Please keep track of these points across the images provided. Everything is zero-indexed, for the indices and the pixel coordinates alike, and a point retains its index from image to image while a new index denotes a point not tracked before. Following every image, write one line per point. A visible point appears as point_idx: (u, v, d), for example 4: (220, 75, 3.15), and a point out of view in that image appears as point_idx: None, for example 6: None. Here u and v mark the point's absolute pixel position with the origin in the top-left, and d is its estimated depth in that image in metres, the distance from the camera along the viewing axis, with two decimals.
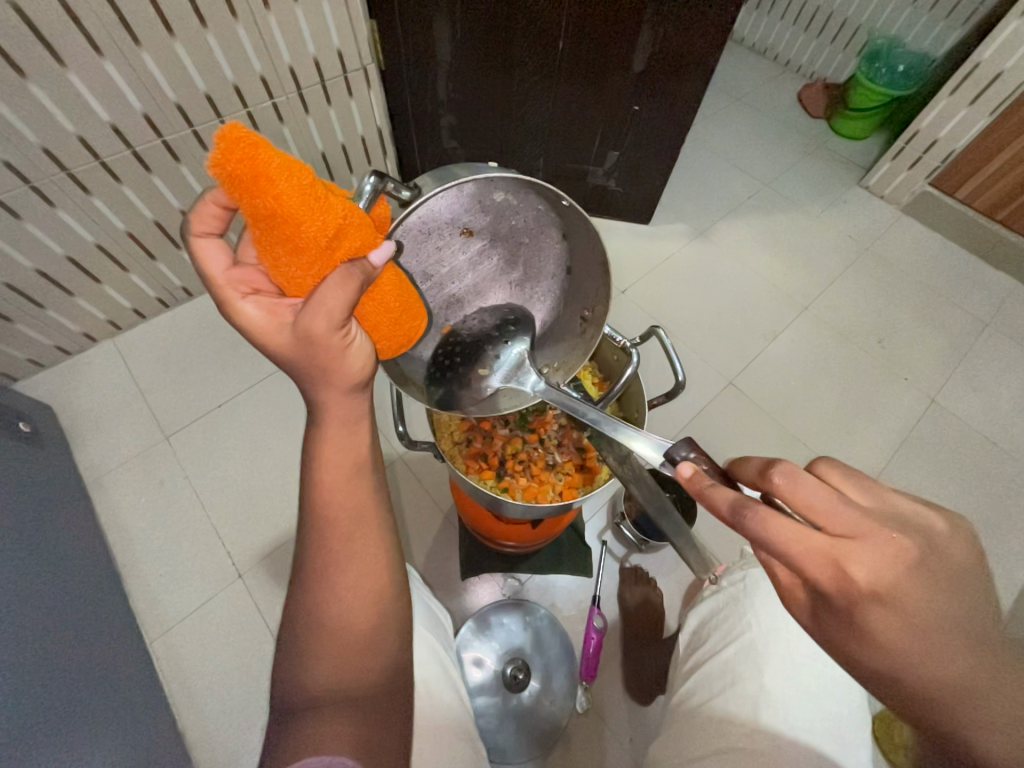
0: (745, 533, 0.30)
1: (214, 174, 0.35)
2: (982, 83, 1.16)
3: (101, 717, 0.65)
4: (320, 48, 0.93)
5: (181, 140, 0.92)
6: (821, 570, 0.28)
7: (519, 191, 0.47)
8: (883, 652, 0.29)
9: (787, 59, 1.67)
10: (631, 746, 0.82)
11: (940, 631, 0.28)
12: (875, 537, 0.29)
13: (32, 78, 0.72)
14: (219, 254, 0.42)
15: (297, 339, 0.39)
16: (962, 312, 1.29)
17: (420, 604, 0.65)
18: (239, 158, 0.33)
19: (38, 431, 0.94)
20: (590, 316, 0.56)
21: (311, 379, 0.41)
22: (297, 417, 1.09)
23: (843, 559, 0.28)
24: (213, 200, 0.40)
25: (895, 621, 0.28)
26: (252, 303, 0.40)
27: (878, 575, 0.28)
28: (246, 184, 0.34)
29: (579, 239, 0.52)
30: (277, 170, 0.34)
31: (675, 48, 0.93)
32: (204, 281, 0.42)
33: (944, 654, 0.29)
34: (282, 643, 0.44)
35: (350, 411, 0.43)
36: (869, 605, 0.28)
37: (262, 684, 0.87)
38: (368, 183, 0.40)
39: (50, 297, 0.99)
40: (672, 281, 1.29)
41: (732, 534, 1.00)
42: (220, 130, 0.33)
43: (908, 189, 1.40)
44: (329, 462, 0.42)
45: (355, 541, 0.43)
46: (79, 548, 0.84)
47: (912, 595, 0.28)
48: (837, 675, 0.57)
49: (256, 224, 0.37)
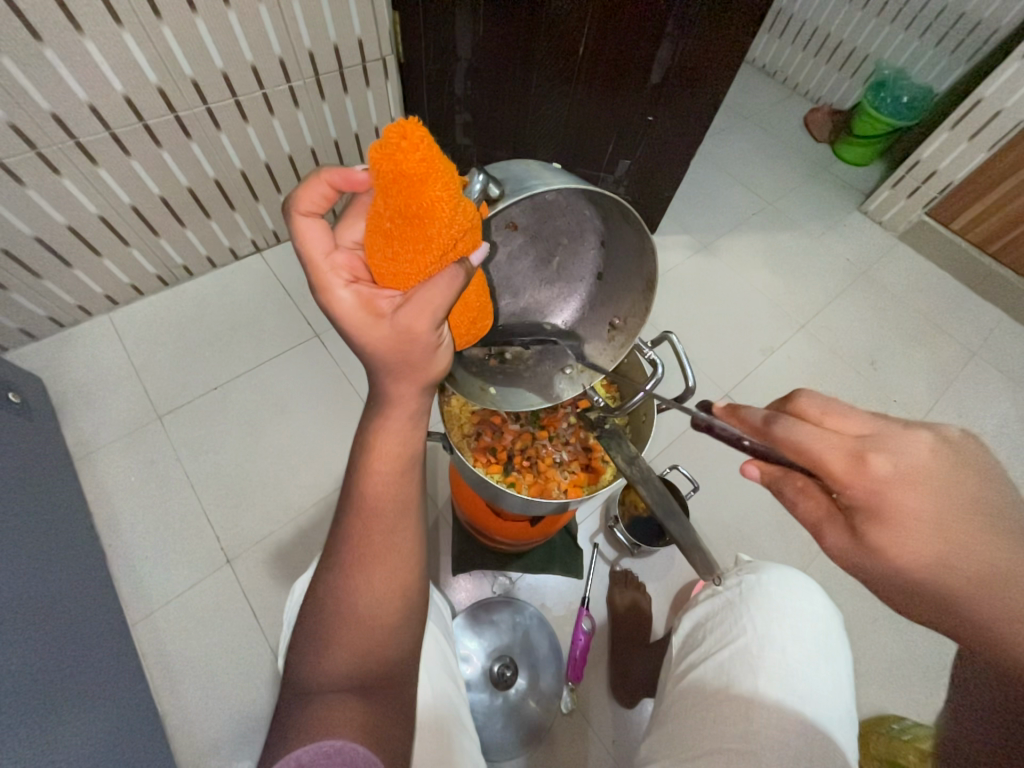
0: (777, 438, 0.38)
1: (377, 165, 0.35)
2: (982, 119, 1.19)
3: (77, 700, 0.63)
4: (341, 35, 0.93)
5: (195, 117, 0.90)
6: (841, 460, 0.35)
7: (573, 196, 0.49)
8: (912, 537, 0.33)
9: (795, 83, 1.71)
10: (614, 748, 0.83)
11: (965, 521, 0.33)
12: (884, 432, 0.36)
13: (47, 43, 0.71)
14: (322, 235, 0.43)
15: (394, 334, 0.41)
16: (951, 339, 1.33)
17: (432, 602, 0.66)
18: (419, 157, 0.34)
19: (28, 403, 0.92)
20: (619, 325, 0.57)
21: (387, 371, 0.43)
22: (293, 404, 1.08)
23: (861, 449, 0.35)
24: (329, 178, 0.42)
25: (917, 504, 0.33)
26: (352, 290, 0.42)
27: (893, 462, 0.34)
28: (400, 180, 0.34)
29: (618, 248, 0.53)
30: (439, 173, 0.35)
31: (692, 63, 0.94)
32: (300, 256, 0.43)
33: (975, 544, 0.33)
34: (301, 627, 0.43)
35: (415, 406, 0.44)
36: (893, 487, 0.34)
37: (245, 673, 0.86)
38: (480, 182, 0.41)
39: (48, 267, 0.97)
40: (675, 292, 1.31)
41: (722, 542, 1.01)
42: (396, 126, 0.33)
43: (906, 217, 1.44)
44: (383, 453, 0.43)
45: (396, 533, 0.43)
46: (62, 525, 0.82)
47: (933, 481, 0.33)
48: (829, 681, 0.59)
49: (388, 215, 0.37)
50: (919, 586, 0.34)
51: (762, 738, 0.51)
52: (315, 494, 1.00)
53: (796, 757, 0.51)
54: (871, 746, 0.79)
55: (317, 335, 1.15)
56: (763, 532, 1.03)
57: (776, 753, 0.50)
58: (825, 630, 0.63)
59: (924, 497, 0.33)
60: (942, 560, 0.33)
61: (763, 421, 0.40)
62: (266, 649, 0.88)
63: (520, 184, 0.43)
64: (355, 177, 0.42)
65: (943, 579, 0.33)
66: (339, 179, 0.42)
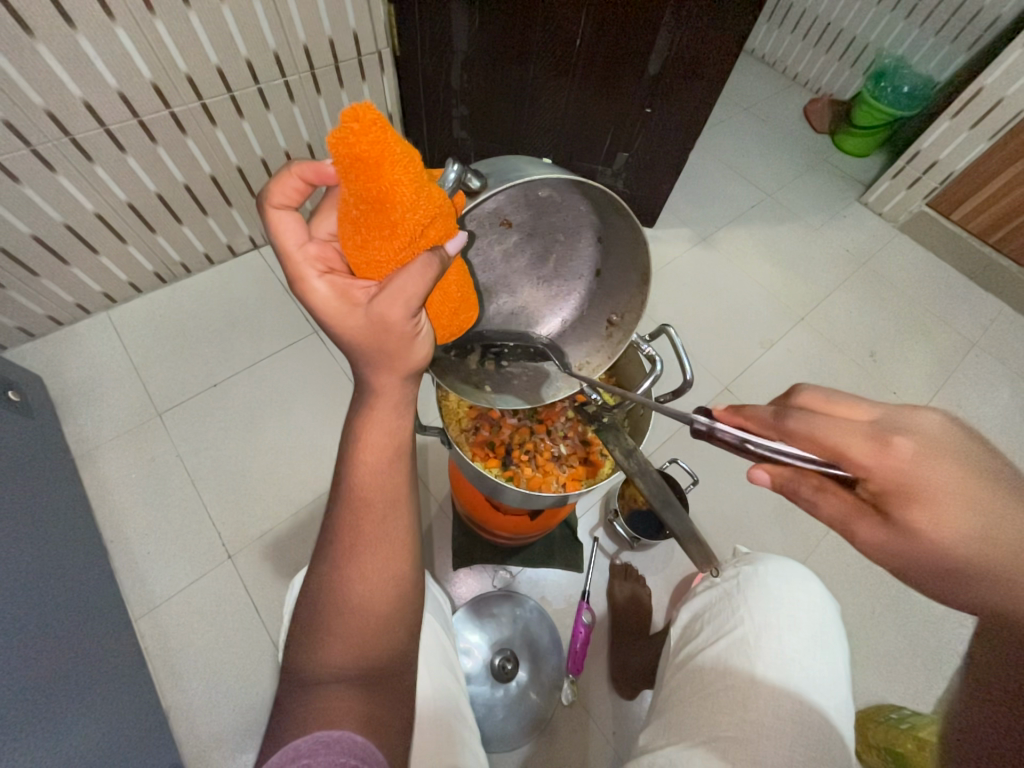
0: (789, 430, 0.38)
1: (336, 154, 0.35)
2: (984, 107, 1.18)
3: (82, 696, 0.64)
4: (335, 29, 0.93)
5: (189, 113, 0.90)
6: (863, 445, 0.35)
7: (567, 190, 0.47)
8: (945, 514, 0.33)
9: (795, 73, 1.70)
10: (614, 739, 0.84)
11: (986, 490, 0.33)
12: (896, 412, 0.36)
13: (40, 38, 0.70)
14: (296, 228, 0.43)
15: (370, 323, 0.40)
16: (952, 331, 1.32)
17: (431, 596, 0.67)
18: (370, 139, 0.34)
19: (28, 401, 0.92)
20: (617, 321, 0.58)
21: (368, 361, 0.43)
22: (293, 400, 1.08)
23: (880, 432, 0.35)
24: (300, 172, 0.43)
25: (947, 479, 0.33)
26: (326, 281, 0.42)
27: (915, 440, 0.34)
28: (357, 165, 0.35)
29: (616, 243, 0.54)
30: (398, 157, 0.35)
31: (690, 54, 0.93)
32: (275, 250, 0.43)
33: (1003, 512, 0.33)
34: (296, 619, 0.43)
35: (401, 396, 0.44)
36: (919, 464, 0.34)
37: (248, 668, 0.86)
38: (454, 170, 0.40)
39: (45, 265, 0.97)
40: (675, 285, 1.30)
41: (721, 535, 1.02)
42: (348, 110, 0.33)
43: (906, 207, 1.43)
44: (372, 444, 0.43)
45: (387, 523, 0.43)
46: (64, 522, 0.82)
47: (953, 454, 0.34)
48: (827, 671, 0.59)
49: (354, 204, 0.38)
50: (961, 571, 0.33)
51: (759, 728, 0.52)
52: (315, 490, 1.01)
53: (795, 747, 0.51)
54: (870, 736, 0.79)
55: (315, 332, 1.15)
56: (763, 525, 1.03)
57: (775, 744, 0.51)
58: (822, 621, 0.63)
59: (949, 471, 0.33)
60: (981, 539, 0.33)
61: (771, 415, 0.39)
62: (269, 644, 0.88)
63: (507, 179, 0.43)
64: (324, 170, 0.42)
65: (980, 553, 0.33)
66: (310, 172, 0.43)
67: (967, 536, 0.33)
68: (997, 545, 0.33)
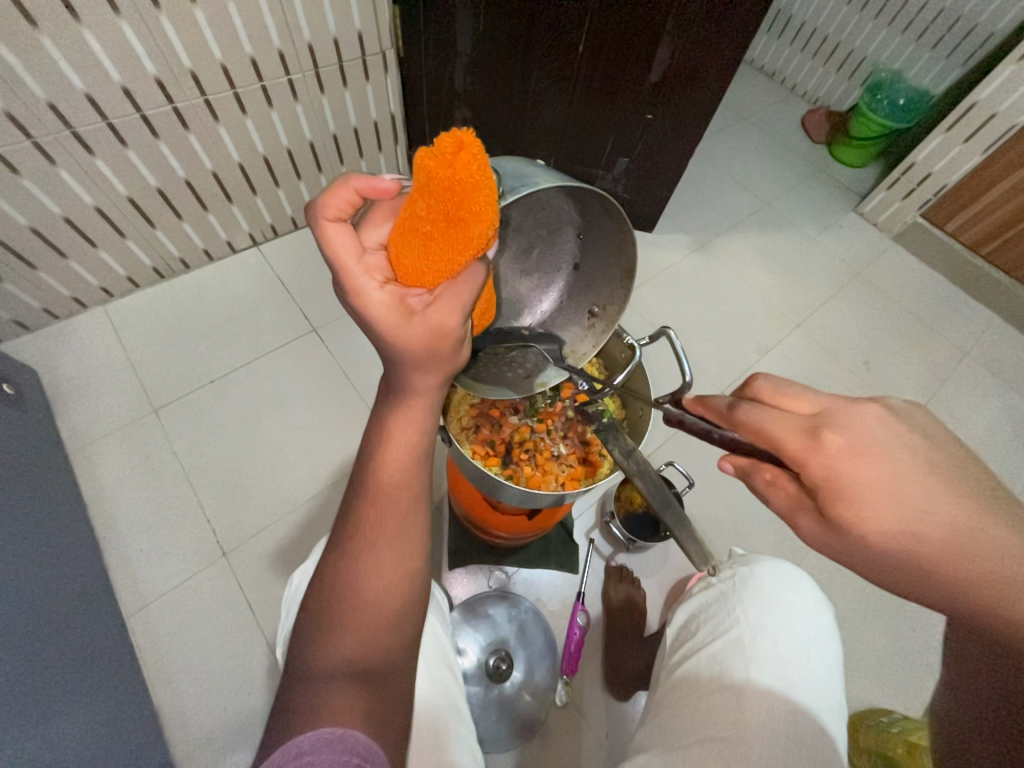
0: (739, 424, 0.38)
1: (425, 171, 0.35)
2: (978, 121, 1.20)
3: (70, 692, 0.63)
4: (341, 29, 0.93)
5: (193, 109, 0.90)
6: (799, 438, 0.35)
7: (558, 192, 0.51)
8: (880, 509, 0.33)
9: (793, 84, 1.72)
10: (607, 741, 0.84)
11: (924, 484, 0.33)
12: (837, 408, 0.35)
13: (43, 31, 0.70)
14: (350, 239, 0.43)
15: (426, 334, 0.41)
16: (944, 340, 1.34)
17: (432, 597, 0.67)
18: (466, 165, 0.33)
19: (22, 394, 0.91)
20: (599, 312, 0.59)
21: (412, 364, 0.43)
22: (292, 397, 1.07)
23: (817, 431, 0.35)
24: (356, 184, 0.42)
25: (875, 474, 0.33)
26: (385, 290, 0.42)
27: (850, 435, 0.34)
28: (449, 184, 0.34)
29: (595, 240, 0.56)
30: (484, 180, 0.34)
31: (691, 63, 0.94)
32: (331, 264, 0.43)
33: (937, 509, 0.32)
34: (306, 612, 0.44)
35: (434, 395, 0.45)
36: (846, 459, 0.33)
37: (240, 666, 0.86)
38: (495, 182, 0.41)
39: (43, 258, 0.96)
40: (673, 290, 1.31)
41: (717, 538, 1.02)
42: (446, 135, 0.34)
43: (900, 218, 1.45)
44: (398, 439, 0.45)
45: (408, 518, 0.44)
46: (56, 517, 0.81)
47: (889, 450, 0.33)
48: (821, 671, 0.60)
49: (428, 219, 0.37)
50: (908, 558, 0.33)
51: (754, 729, 0.52)
52: (311, 489, 1.00)
53: (790, 748, 0.51)
54: (861, 740, 0.80)
55: (314, 330, 1.15)
56: (758, 529, 1.04)
57: (769, 744, 0.51)
58: (815, 621, 0.64)
59: (878, 469, 0.33)
60: (910, 528, 0.33)
61: (725, 407, 0.40)
62: (262, 643, 0.87)
63: (521, 182, 0.44)
64: (382, 185, 0.42)
65: (922, 550, 0.32)
66: (366, 187, 0.42)
67: (909, 534, 0.32)
68: (920, 539, 0.32)
